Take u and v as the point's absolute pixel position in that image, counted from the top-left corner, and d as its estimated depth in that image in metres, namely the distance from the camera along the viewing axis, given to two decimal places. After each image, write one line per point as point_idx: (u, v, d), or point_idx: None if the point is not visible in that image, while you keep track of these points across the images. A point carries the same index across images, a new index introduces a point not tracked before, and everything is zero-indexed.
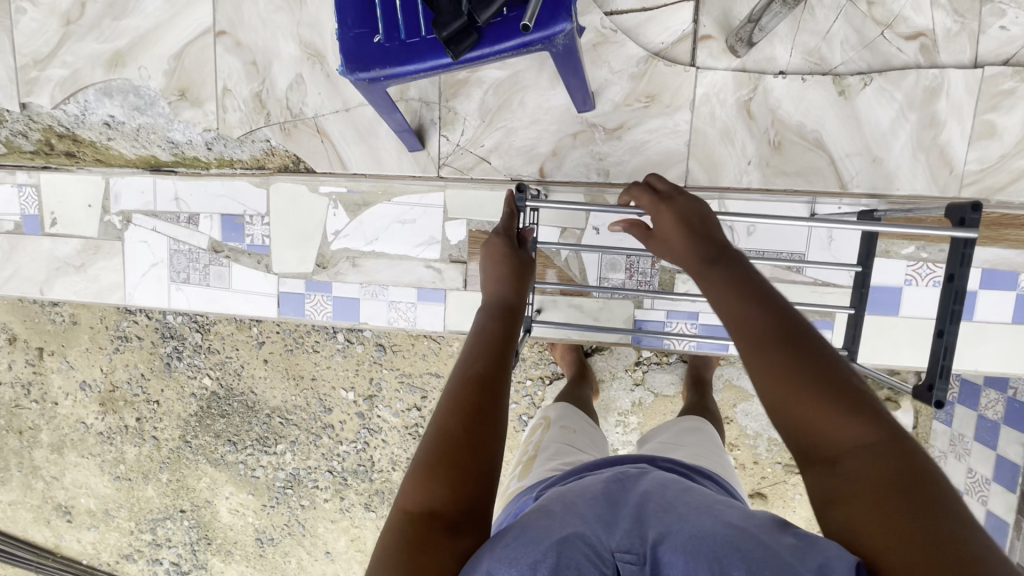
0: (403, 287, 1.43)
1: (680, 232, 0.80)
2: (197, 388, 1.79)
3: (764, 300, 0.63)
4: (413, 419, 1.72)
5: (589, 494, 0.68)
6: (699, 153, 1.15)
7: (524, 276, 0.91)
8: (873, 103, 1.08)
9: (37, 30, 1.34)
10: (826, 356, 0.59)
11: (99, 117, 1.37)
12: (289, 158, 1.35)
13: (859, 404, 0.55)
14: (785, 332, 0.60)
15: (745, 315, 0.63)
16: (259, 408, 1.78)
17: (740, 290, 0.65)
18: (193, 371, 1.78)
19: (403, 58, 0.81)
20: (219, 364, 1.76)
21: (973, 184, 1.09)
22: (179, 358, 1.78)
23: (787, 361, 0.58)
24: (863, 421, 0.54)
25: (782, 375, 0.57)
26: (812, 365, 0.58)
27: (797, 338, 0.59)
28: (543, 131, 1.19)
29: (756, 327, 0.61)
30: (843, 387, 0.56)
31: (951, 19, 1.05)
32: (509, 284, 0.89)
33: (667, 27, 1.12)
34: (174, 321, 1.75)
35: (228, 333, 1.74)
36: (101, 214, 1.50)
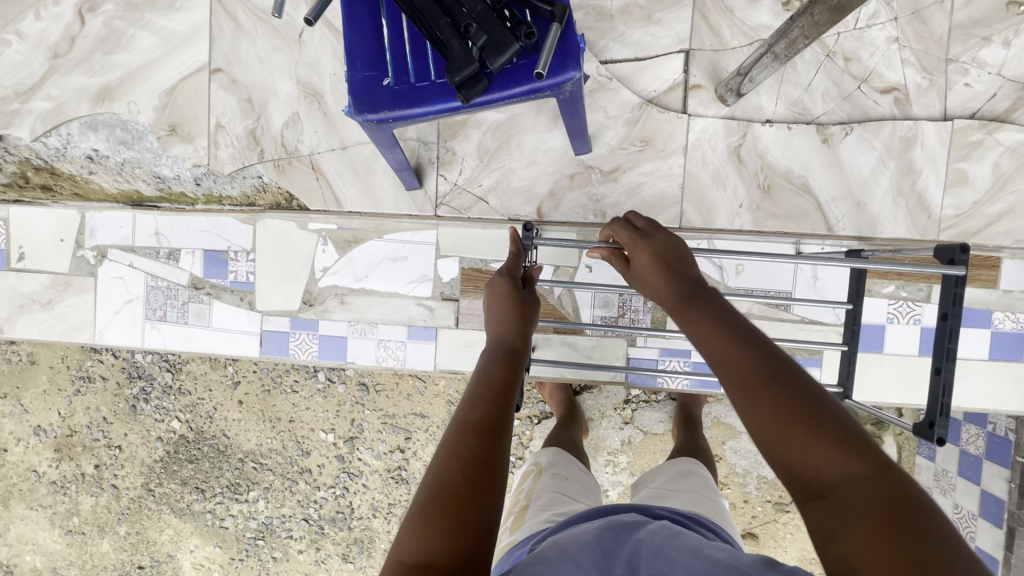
0: (394, 325, 1.42)
1: (657, 266, 0.81)
2: (164, 432, 1.69)
3: (745, 338, 0.65)
4: (396, 461, 1.65)
5: (582, 539, 0.65)
6: (692, 197, 1.17)
7: (527, 315, 0.90)
8: (854, 151, 1.13)
9: (21, 63, 1.30)
10: (811, 392, 0.59)
11: (82, 150, 1.33)
12: (282, 195, 1.33)
13: (847, 438, 0.56)
14: (770, 367, 0.61)
15: (731, 351, 0.64)
16: (232, 452, 1.68)
17: (723, 328, 0.67)
18: (161, 414, 1.68)
19: (412, 101, 0.81)
20: (190, 406, 1.67)
21: (952, 228, 1.14)
22: (146, 399, 1.68)
23: (772, 397, 0.59)
24: (859, 446, 0.55)
25: (767, 411, 0.58)
26: (797, 398, 0.59)
27: (779, 373, 0.60)
28: (540, 172, 1.19)
29: (738, 373, 0.61)
30: (830, 423, 0.57)
31: (921, 76, 1.13)
32: (511, 324, 0.88)
33: (659, 77, 1.17)
34: (143, 360, 1.66)
35: (201, 372, 1.67)
36: (74, 249, 1.44)
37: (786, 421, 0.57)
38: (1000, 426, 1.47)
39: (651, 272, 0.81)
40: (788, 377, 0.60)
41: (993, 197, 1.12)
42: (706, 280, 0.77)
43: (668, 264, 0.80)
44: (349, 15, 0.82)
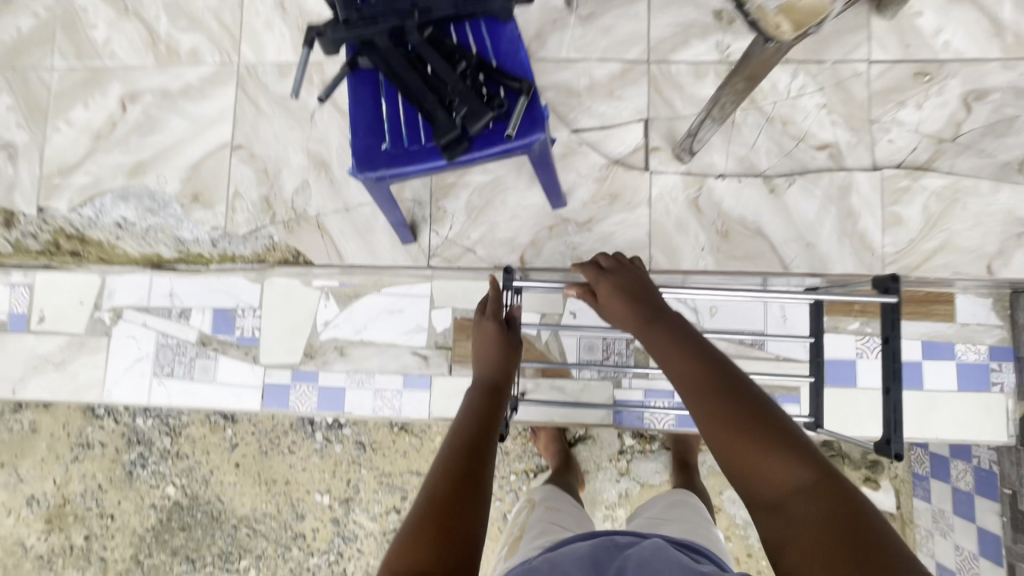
0: (390, 375, 1.52)
1: (620, 295, 0.93)
2: (157, 499, 1.70)
3: (706, 360, 0.75)
4: (392, 522, 1.66)
5: (576, 556, 0.75)
6: (659, 242, 1.30)
7: (512, 354, 0.99)
8: (799, 198, 1.28)
9: (67, 145, 1.49)
10: (764, 408, 0.69)
11: (112, 218, 1.49)
12: (290, 252, 1.44)
13: (795, 449, 0.65)
14: (727, 387, 0.72)
15: (694, 376, 0.74)
16: (225, 518, 1.69)
17: (688, 354, 0.78)
18: (156, 479, 1.70)
19: (406, 161, 0.96)
20: (186, 470, 1.70)
21: (895, 262, 1.26)
22: (143, 465, 1.70)
23: (728, 411, 0.69)
24: (805, 456, 0.64)
25: (723, 424, 0.68)
26: (750, 412, 0.69)
27: (733, 390, 0.71)
28: (522, 225, 1.33)
29: (699, 392, 0.72)
30: (779, 435, 0.66)
31: (849, 134, 1.31)
32: (496, 365, 0.97)
33: (624, 141, 1.34)
34: (143, 425, 1.70)
35: (199, 436, 1.70)
36: (91, 311, 1.54)
37: (740, 437, 0.67)
38: (985, 459, 1.50)
39: (614, 304, 0.93)
40: (742, 394, 0.70)
41: (927, 235, 1.25)
42: (672, 309, 0.89)
43: (636, 294, 0.92)
44: (354, 95, 1.00)
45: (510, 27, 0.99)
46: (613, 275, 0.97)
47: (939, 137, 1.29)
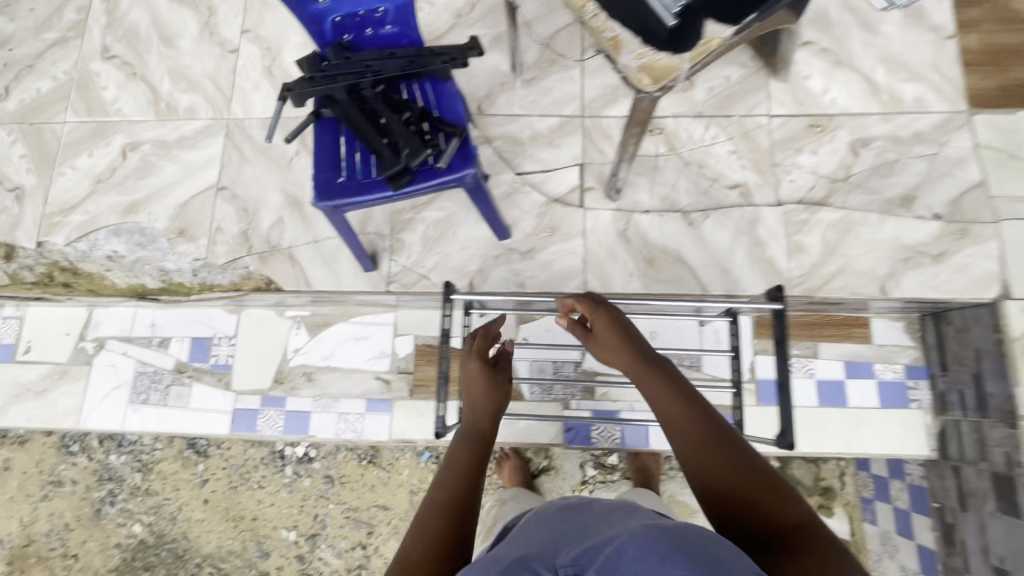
0: (353, 399, 1.63)
1: (615, 330, 1.03)
2: (123, 537, 1.73)
3: (698, 412, 0.88)
4: (357, 559, 1.70)
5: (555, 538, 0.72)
6: (592, 269, 1.46)
7: (498, 394, 1.11)
8: (713, 230, 1.46)
9: (69, 187, 1.67)
10: (746, 462, 0.82)
11: (104, 252, 1.64)
12: (263, 280, 1.58)
13: (774, 497, 0.77)
14: (715, 438, 0.85)
15: (693, 430, 0.87)
16: (190, 556, 1.72)
17: (682, 406, 0.90)
18: (124, 517, 1.74)
19: (357, 191, 1.12)
20: (154, 507, 1.74)
21: (800, 284, 1.42)
22: (112, 502, 1.75)
23: (719, 462, 0.82)
24: (781, 498, 0.77)
25: (716, 474, 0.82)
26: (735, 465, 0.82)
27: (719, 443, 0.84)
28: (472, 255, 1.49)
29: (699, 446, 0.85)
30: (759, 485, 0.79)
31: (756, 175, 1.51)
32: (488, 415, 1.09)
33: (562, 182, 1.53)
34: (115, 461, 1.77)
35: (170, 471, 1.76)
36: (76, 341, 1.66)
37: (731, 485, 0.80)
38: (917, 476, 1.53)
39: (608, 343, 1.04)
40: (727, 448, 0.84)
41: (827, 260, 1.42)
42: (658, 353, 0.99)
43: (627, 334, 1.02)
44: (317, 138, 1.18)
45: (450, 85, 1.19)
46: (610, 309, 1.06)
47: (833, 177, 1.49)
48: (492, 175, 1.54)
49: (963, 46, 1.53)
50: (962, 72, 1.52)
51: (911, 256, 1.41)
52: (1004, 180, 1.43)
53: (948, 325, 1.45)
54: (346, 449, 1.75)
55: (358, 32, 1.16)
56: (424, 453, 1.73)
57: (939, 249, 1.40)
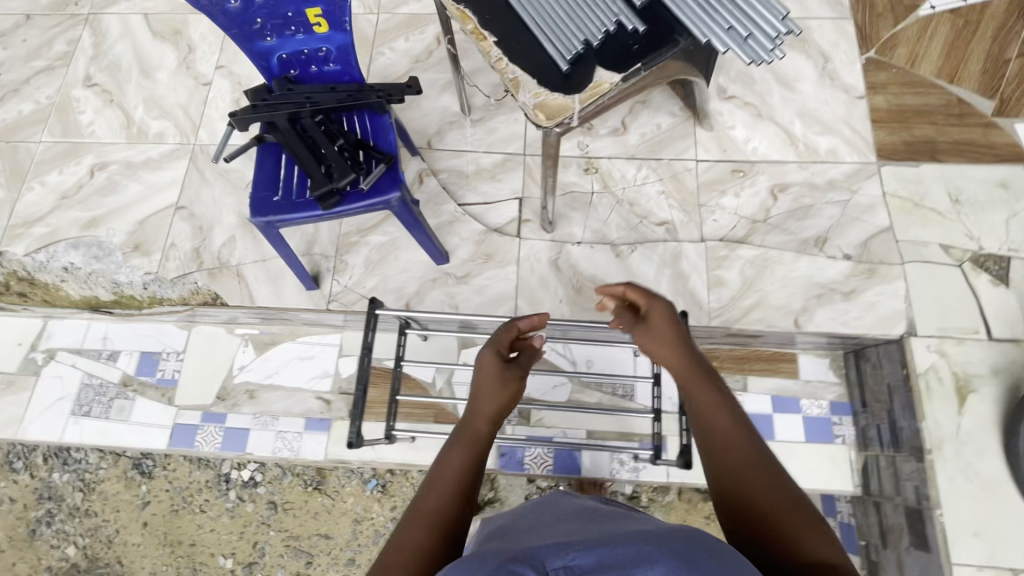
0: (292, 418, 1.61)
1: (668, 330, 0.97)
2: (54, 561, 1.57)
3: (740, 430, 0.82)
4: None
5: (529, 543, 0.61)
6: (524, 295, 1.53)
7: (510, 396, 1.01)
8: (640, 262, 1.54)
9: (36, 202, 1.75)
10: (785, 488, 0.74)
11: (60, 263, 1.70)
12: (209, 295, 1.65)
13: (814, 530, 0.69)
14: (755, 459, 0.78)
15: (732, 443, 0.80)
16: None
17: (724, 418, 0.83)
18: (58, 539, 1.59)
19: (290, 210, 1.20)
20: (91, 529, 1.59)
21: (719, 315, 1.49)
22: (48, 523, 1.60)
23: (755, 483, 0.75)
24: (835, 544, 0.68)
25: (752, 493, 0.74)
26: (773, 489, 0.74)
27: (758, 463, 0.77)
28: (410, 277, 1.57)
29: (733, 459, 0.78)
30: (798, 513, 0.71)
31: (683, 214, 1.61)
32: (495, 418, 0.98)
33: (501, 213, 1.63)
34: (58, 479, 1.63)
35: (113, 492, 1.62)
36: (27, 351, 1.67)
37: (765, 506, 0.72)
38: (847, 515, 1.46)
39: (659, 338, 0.98)
40: (765, 472, 0.76)
41: (745, 294, 1.50)
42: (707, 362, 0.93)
43: (680, 336, 0.97)
44: (259, 161, 1.27)
45: (387, 117, 1.30)
46: (667, 305, 1.01)
47: (754, 218, 1.59)
48: (435, 205, 1.64)
49: (872, 106, 1.68)
50: (871, 128, 1.65)
51: (823, 292, 1.49)
52: (908, 225, 1.54)
53: (864, 361, 1.48)
54: (292, 473, 1.61)
55: (302, 69, 1.27)
56: (371, 481, 1.60)
57: (849, 286, 1.49)
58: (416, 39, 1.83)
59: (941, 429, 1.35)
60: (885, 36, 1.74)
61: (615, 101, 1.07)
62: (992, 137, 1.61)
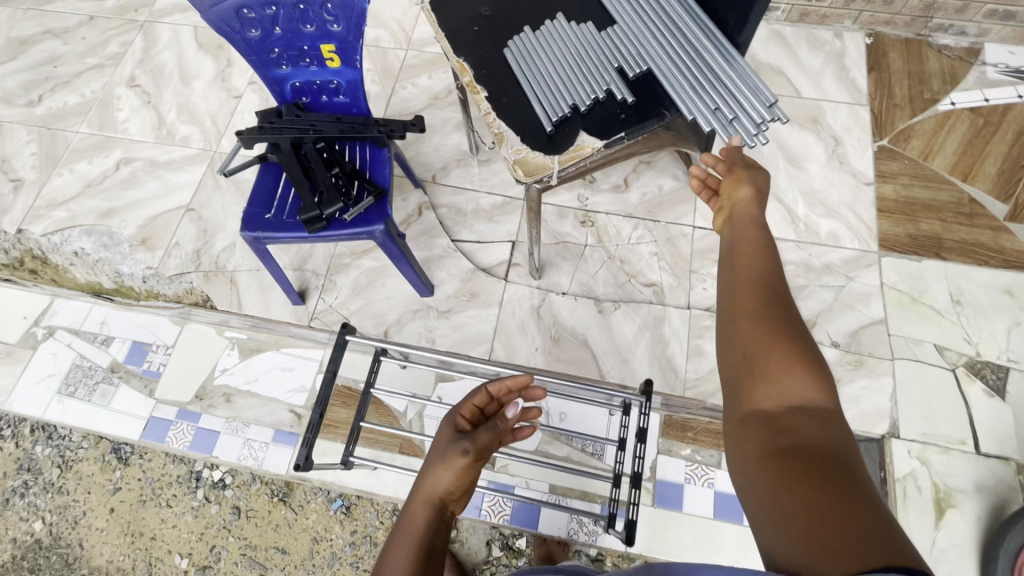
0: (263, 427, 1.59)
1: (740, 185, 0.92)
2: (20, 533, 1.58)
3: (771, 268, 0.77)
4: None
5: None
6: (501, 337, 1.53)
7: (474, 463, 0.86)
8: (621, 321, 1.54)
9: (62, 187, 1.86)
10: (794, 329, 0.70)
11: (72, 247, 1.79)
12: (201, 297, 1.72)
13: (805, 370, 0.66)
14: (774, 298, 0.73)
15: (757, 278, 0.76)
16: (78, 567, 1.54)
17: (759, 258, 0.79)
18: (28, 512, 1.60)
19: (278, 229, 1.25)
20: (60, 508, 1.60)
21: (694, 387, 1.48)
22: (22, 494, 1.62)
23: (763, 317, 0.71)
24: (816, 386, 0.65)
25: (759, 321, 0.71)
26: (780, 325, 0.70)
27: (775, 299, 0.73)
28: (394, 306, 1.61)
29: (752, 285, 0.75)
30: (796, 353, 0.67)
31: (672, 277, 1.60)
32: (455, 487, 0.83)
33: (493, 254, 1.65)
34: (39, 453, 1.65)
35: (88, 473, 1.63)
36: (29, 325, 1.71)
37: (762, 334, 0.70)
38: None
39: (735, 184, 0.93)
40: (778, 311, 0.71)
41: None
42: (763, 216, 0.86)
43: (753, 190, 0.90)
44: (259, 179, 1.32)
45: (386, 152, 1.35)
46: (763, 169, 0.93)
47: None
48: (429, 238, 1.67)
49: (880, 194, 1.65)
50: (876, 217, 1.63)
51: None
52: (903, 320, 1.49)
53: None
54: (261, 480, 1.60)
55: (314, 97, 1.34)
56: (336, 500, 1.58)
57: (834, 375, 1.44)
58: (438, 77, 1.91)
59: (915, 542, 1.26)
60: (901, 127, 1.74)
61: (598, 165, 1.10)
62: (1002, 241, 1.56)
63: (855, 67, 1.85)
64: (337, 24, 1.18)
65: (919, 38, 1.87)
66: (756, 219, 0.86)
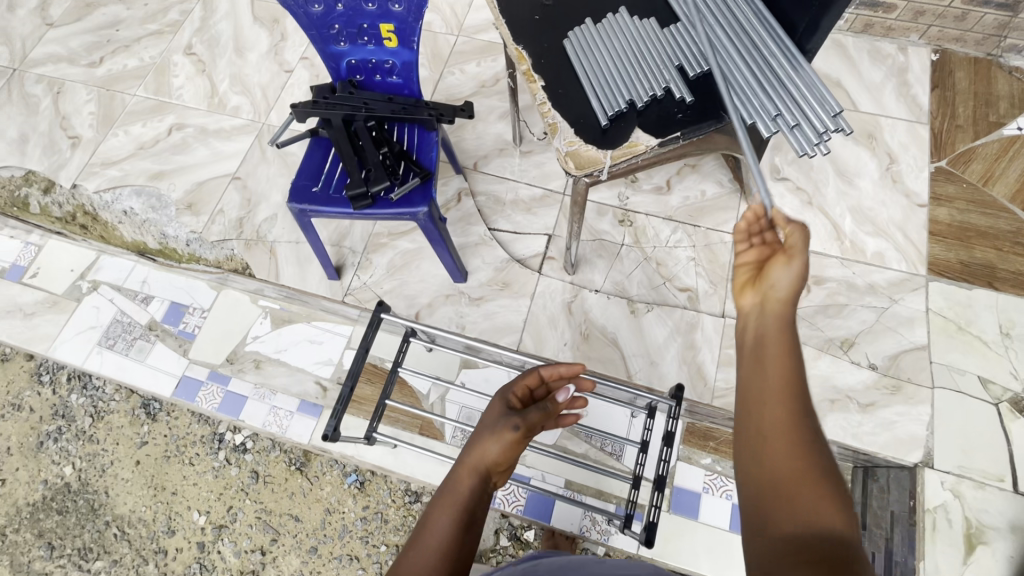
0: (289, 396, 1.63)
1: (777, 267, 0.85)
2: (52, 476, 1.66)
3: (796, 376, 0.70)
4: (252, 564, 1.54)
5: None
6: (531, 329, 1.54)
7: (523, 437, 0.87)
8: (652, 323, 1.53)
9: (117, 147, 1.92)
10: (817, 451, 0.64)
11: (122, 206, 1.85)
12: (241, 264, 1.76)
13: (829, 494, 0.60)
14: (794, 414, 0.67)
15: (778, 390, 0.69)
16: (102, 513, 1.61)
17: (783, 365, 0.72)
18: (60, 456, 1.67)
19: (324, 203, 1.27)
20: (89, 455, 1.67)
21: (722, 397, 1.46)
22: (55, 439, 1.69)
23: (784, 434, 0.65)
24: (841, 513, 0.58)
25: (780, 440, 0.65)
26: (801, 443, 0.64)
27: (796, 416, 0.67)
28: (426, 288, 1.62)
29: (772, 398, 0.69)
30: (818, 478, 0.61)
31: (708, 284, 1.58)
32: (503, 456, 0.85)
33: (528, 246, 1.65)
34: (74, 401, 1.72)
35: (117, 425, 1.69)
36: (76, 278, 1.77)
37: (784, 456, 0.63)
38: None
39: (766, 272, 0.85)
40: (799, 429, 0.65)
41: None
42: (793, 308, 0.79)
43: (788, 277, 0.83)
44: (309, 153, 1.35)
45: (434, 135, 1.36)
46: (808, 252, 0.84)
47: None
48: (467, 225, 1.68)
49: (932, 216, 1.60)
50: (926, 240, 1.57)
51: (838, 399, 1.41)
52: (946, 348, 1.44)
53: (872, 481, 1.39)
54: (280, 448, 1.64)
55: (368, 76, 1.35)
56: (351, 474, 1.61)
57: (868, 398, 1.40)
58: (487, 65, 1.91)
59: None
60: (961, 149, 1.67)
61: (649, 163, 1.08)
62: None
63: (918, 83, 1.78)
64: (398, 4, 1.18)
65: (988, 58, 1.80)
66: (786, 312, 0.79)
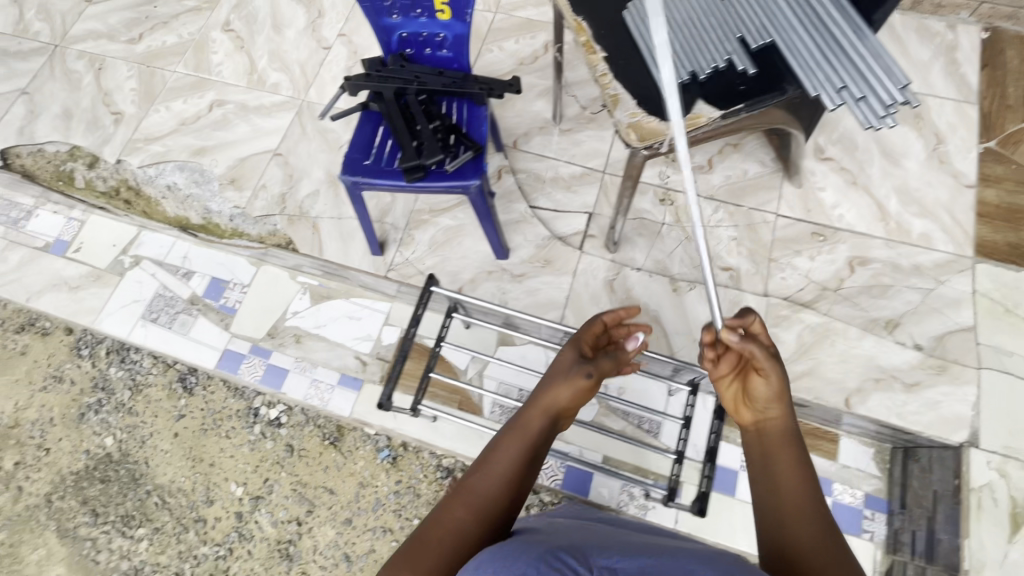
0: (330, 369, 1.66)
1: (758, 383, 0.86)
2: (94, 446, 1.69)
3: (805, 486, 0.76)
4: (289, 533, 1.56)
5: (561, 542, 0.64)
6: (573, 305, 1.55)
7: (593, 386, 0.92)
8: (695, 301, 1.53)
9: (160, 123, 1.94)
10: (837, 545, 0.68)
11: (165, 181, 1.88)
12: (283, 240, 1.77)
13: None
14: (811, 515, 0.72)
15: (791, 495, 0.75)
16: (143, 483, 1.63)
17: (793, 471, 0.78)
18: (101, 427, 1.70)
19: (376, 175, 1.27)
20: (130, 427, 1.69)
21: None
22: (96, 411, 1.72)
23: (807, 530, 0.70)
24: None
25: (803, 533, 0.69)
26: (822, 537, 0.69)
27: (811, 516, 0.72)
28: (468, 264, 1.64)
29: (787, 503, 0.74)
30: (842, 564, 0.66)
31: (750, 263, 1.57)
32: (572, 400, 0.90)
33: (569, 224, 1.66)
34: (113, 373, 1.74)
35: (155, 398, 1.71)
36: (118, 253, 1.81)
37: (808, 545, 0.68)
38: None
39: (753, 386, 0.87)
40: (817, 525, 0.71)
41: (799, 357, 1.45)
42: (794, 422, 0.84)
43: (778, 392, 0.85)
44: (359, 127, 1.35)
45: (484, 109, 1.35)
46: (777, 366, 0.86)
47: (825, 285, 1.53)
48: (508, 202, 1.69)
49: (980, 198, 1.58)
50: (974, 221, 1.56)
51: (883, 378, 1.42)
52: (994, 330, 1.43)
53: (914, 462, 1.37)
54: (314, 423, 1.64)
55: (418, 49, 1.35)
56: (383, 449, 1.61)
57: (913, 378, 1.41)
58: (526, 42, 1.90)
59: (984, 553, 1.24)
60: (1011, 129, 1.64)
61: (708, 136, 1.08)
62: None
63: (967, 62, 1.74)
64: None
65: None
66: (787, 430, 0.84)
